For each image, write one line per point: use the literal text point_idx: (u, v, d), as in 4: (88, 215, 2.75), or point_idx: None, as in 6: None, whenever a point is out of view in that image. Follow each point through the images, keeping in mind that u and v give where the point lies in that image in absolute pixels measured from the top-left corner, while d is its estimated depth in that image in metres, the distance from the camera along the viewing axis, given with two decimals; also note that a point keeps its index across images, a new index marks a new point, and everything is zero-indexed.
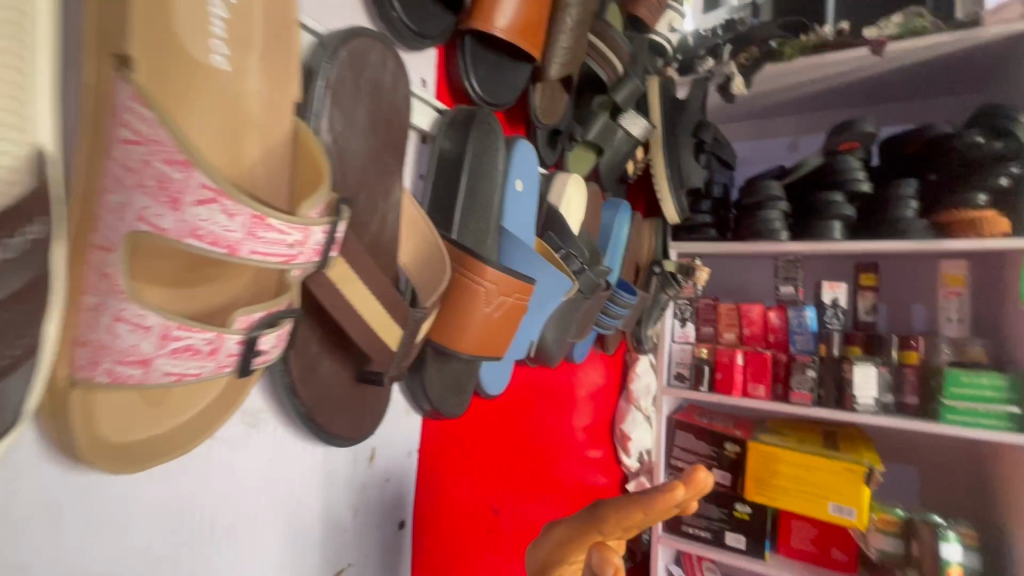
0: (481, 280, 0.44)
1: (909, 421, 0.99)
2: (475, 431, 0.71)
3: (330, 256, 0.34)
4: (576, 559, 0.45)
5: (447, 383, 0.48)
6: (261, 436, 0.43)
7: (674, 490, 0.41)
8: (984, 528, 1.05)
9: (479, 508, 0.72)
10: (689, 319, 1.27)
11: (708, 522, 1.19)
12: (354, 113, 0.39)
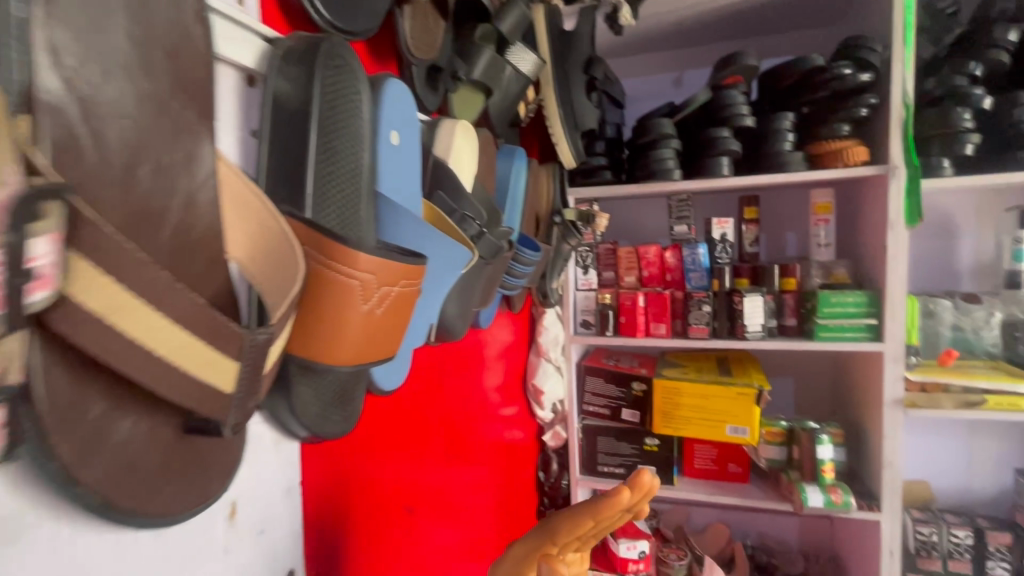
0: (352, 272, 0.34)
1: (791, 342, 1.07)
2: (379, 418, 0.63)
3: (29, 300, 0.21)
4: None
5: (324, 402, 0.38)
6: (31, 547, 0.29)
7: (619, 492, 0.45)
8: (846, 424, 1.20)
9: (387, 499, 0.64)
10: (591, 266, 1.25)
11: (622, 459, 1.25)
12: (101, 41, 0.25)
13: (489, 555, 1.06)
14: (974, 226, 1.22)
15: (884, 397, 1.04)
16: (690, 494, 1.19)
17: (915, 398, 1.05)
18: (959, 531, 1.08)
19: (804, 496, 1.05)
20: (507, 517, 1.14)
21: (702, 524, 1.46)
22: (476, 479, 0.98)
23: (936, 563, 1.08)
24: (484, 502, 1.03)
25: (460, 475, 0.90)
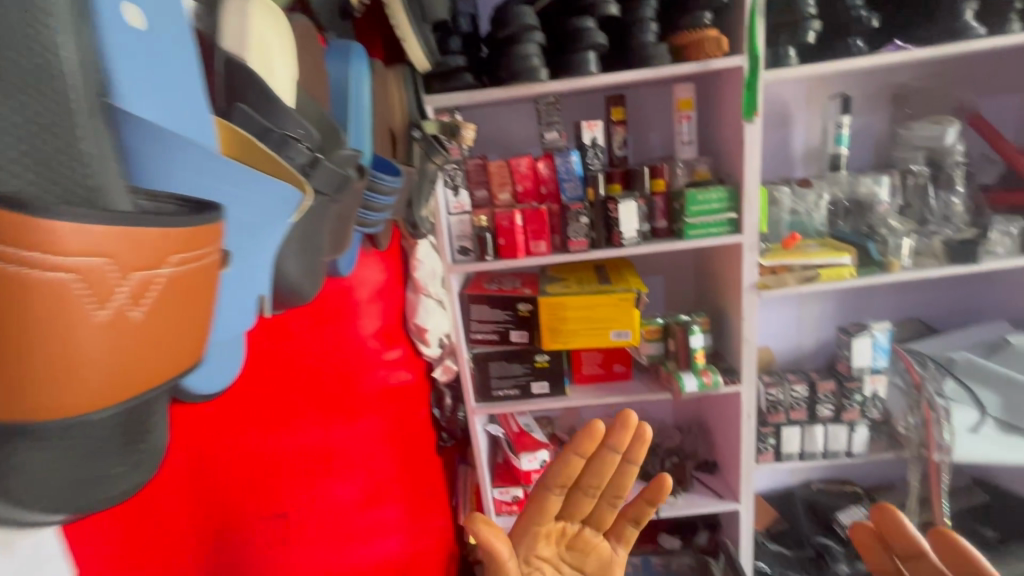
0: (53, 271, 0.22)
1: (663, 244, 1.10)
2: (226, 409, 0.53)
3: None
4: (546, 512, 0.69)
5: (76, 463, 0.25)
6: None
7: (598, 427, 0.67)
8: (710, 311, 1.31)
9: (231, 516, 0.55)
10: (461, 186, 1.13)
11: (515, 380, 1.23)
12: None
13: (401, 495, 1.04)
14: (806, 115, 1.31)
15: (743, 283, 1.13)
16: (581, 401, 1.24)
17: (767, 281, 1.15)
18: (796, 386, 1.27)
19: (681, 383, 1.16)
20: (410, 456, 1.11)
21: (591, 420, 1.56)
22: (373, 431, 0.92)
23: (781, 416, 1.28)
24: (387, 448, 0.99)
25: (355, 428, 0.84)
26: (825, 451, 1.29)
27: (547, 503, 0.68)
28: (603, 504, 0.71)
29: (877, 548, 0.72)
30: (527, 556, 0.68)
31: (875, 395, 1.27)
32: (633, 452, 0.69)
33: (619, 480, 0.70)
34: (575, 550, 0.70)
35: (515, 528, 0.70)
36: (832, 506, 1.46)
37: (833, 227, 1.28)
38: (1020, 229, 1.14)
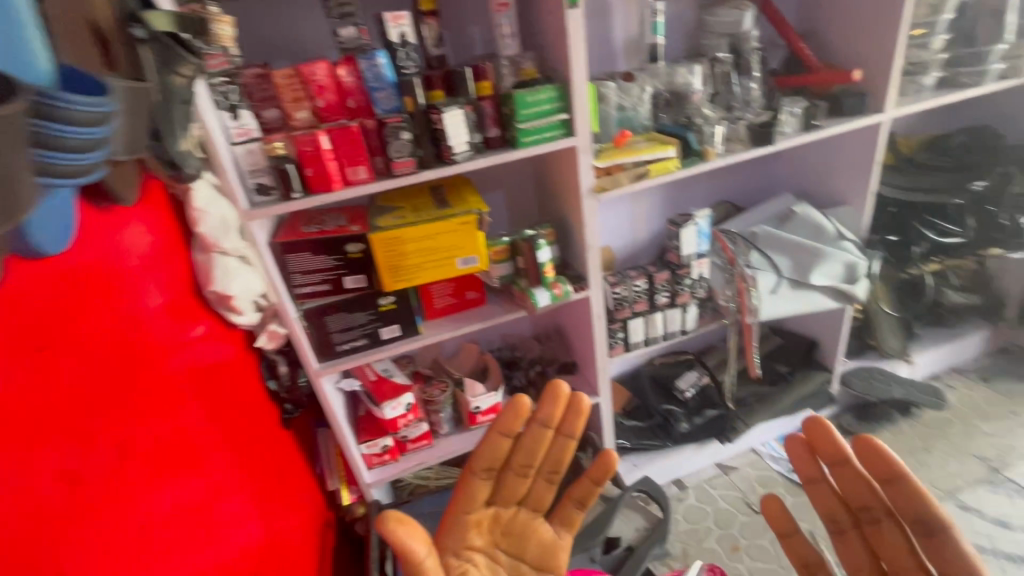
0: None
1: (498, 155, 1.00)
2: None
3: None
4: (473, 503, 0.81)
5: None
6: None
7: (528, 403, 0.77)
8: (553, 220, 1.29)
9: None
10: (240, 106, 0.88)
11: (360, 329, 1.10)
12: None
13: (243, 483, 0.89)
14: (622, 3, 1.25)
15: (581, 188, 1.10)
16: (438, 337, 1.16)
17: (603, 183, 1.14)
18: (637, 281, 1.34)
19: (533, 300, 1.14)
20: (251, 439, 0.97)
21: (453, 349, 1.53)
22: (175, 431, 0.74)
23: (626, 311, 1.36)
24: (207, 441, 0.81)
25: (141, 439, 0.66)
26: (664, 333, 1.42)
27: (475, 488, 0.80)
28: (540, 480, 0.83)
29: (804, 458, 0.70)
30: (459, 547, 0.80)
31: (701, 277, 1.41)
32: (565, 424, 0.80)
33: (554, 454, 0.81)
34: (508, 526, 0.83)
35: (448, 518, 0.82)
36: (672, 377, 1.66)
37: (656, 121, 1.29)
38: (802, 108, 1.26)
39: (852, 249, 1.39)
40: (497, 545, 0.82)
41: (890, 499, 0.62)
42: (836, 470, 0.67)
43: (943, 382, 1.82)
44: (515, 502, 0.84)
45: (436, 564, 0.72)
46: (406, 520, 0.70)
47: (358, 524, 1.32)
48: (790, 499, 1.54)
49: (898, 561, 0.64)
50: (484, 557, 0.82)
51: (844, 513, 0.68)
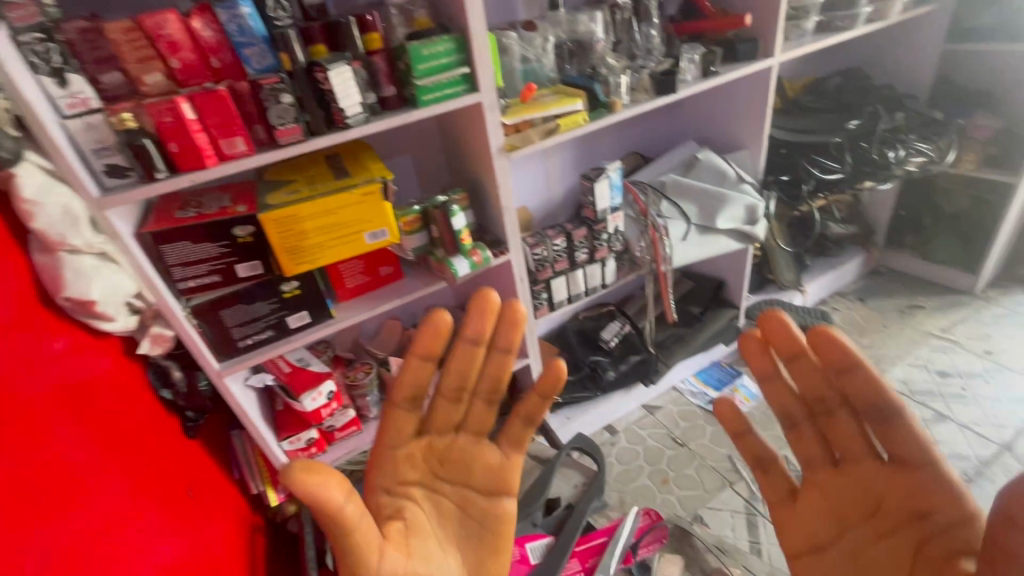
0: None
1: (398, 117, 0.91)
2: None
3: None
4: (399, 435, 0.78)
5: None
6: None
7: (448, 319, 0.73)
8: (465, 183, 1.23)
9: None
10: (68, 69, 0.71)
11: (263, 321, 1.00)
12: None
13: (147, 502, 0.81)
14: None
15: (491, 148, 1.05)
16: (353, 320, 1.08)
17: (513, 141, 1.09)
18: (555, 241, 1.33)
19: (453, 270, 1.08)
20: (149, 455, 0.87)
21: (374, 327, 1.46)
22: (46, 467, 0.64)
23: (548, 271, 1.35)
24: (87, 471, 0.71)
25: None
26: (586, 289, 1.44)
27: (398, 419, 0.77)
28: (480, 401, 0.78)
29: (759, 357, 0.68)
30: (392, 484, 0.77)
31: (617, 231, 1.42)
32: (499, 337, 0.74)
33: (491, 372, 0.76)
34: (445, 454, 0.78)
35: (376, 454, 0.78)
36: (596, 329, 1.70)
37: (563, 73, 1.25)
38: (700, 55, 1.27)
39: (752, 192, 1.46)
40: (436, 477, 0.78)
41: (845, 388, 0.61)
42: (791, 364, 0.66)
43: (830, 306, 2.02)
44: (452, 429, 0.79)
45: (359, 508, 0.65)
46: (315, 466, 0.62)
47: (290, 522, 1.25)
48: (709, 428, 1.67)
49: (851, 447, 0.63)
50: (422, 492, 0.78)
51: (799, 408, 0.68)
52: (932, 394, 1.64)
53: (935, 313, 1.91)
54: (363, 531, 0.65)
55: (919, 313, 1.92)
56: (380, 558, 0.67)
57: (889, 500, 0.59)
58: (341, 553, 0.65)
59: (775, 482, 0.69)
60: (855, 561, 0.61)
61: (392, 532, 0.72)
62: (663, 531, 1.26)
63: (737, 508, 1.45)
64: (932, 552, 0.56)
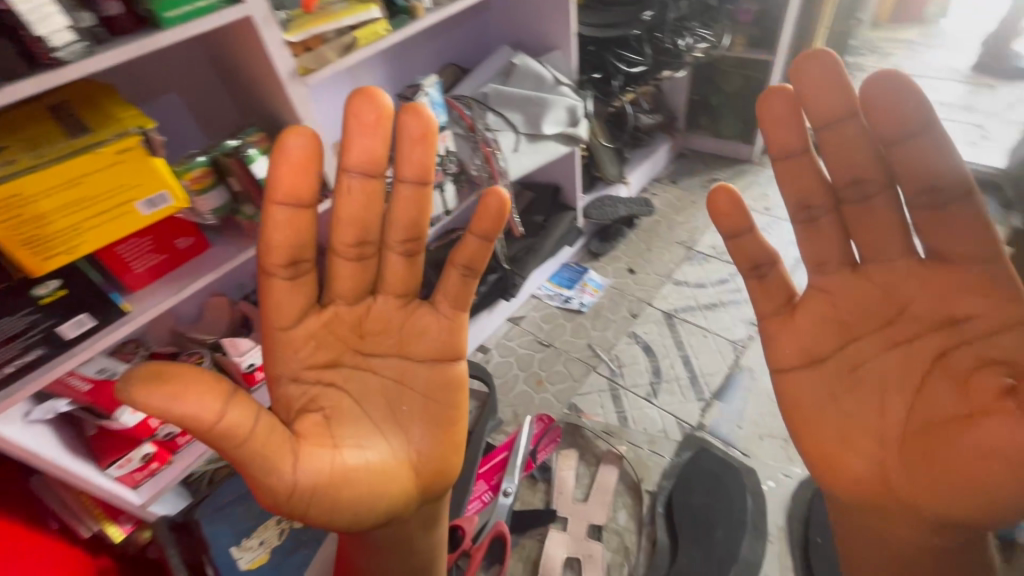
0: None
1: (139, 45, 0.70)
2: None
3: None
4: (292, 313, 0.74)
5: None
6: None
7: (314, 139, 0.67)
8: (257, 120, 1.03)
9: None
10: None
11: (24, 339, 0.76)
12: None
13: None
14: None
15: (280, 74, 0.88)
16: (156, 310, 0.90)
17: (306, 63, 0.93)
18: None
19: None
20: None
21: (194, 311, 1.26)
22: None
23: None
24: None
25: None
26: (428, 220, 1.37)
27: (282, 293, 0.73)
28: (394, 252, 0.78)
29: (791, 128, 0.64)
30: (296, 372, 0.75)
31: (448, 152, 1.34)
32: (399, 166, 0.72)
33: (400, 217, 0.76)
34: (365, 324, 0.79)
35: (267, 341, 0.75)
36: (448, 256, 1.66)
37: None
38: None
39: (571, 94, 1.48)
40: (357, 351, 0.78)
41: (891, 164, 0.61)
42: (826, 134, 0.63)
43: (650, 193, 2.23)
44: (364, 296, 0.79)
45: (243, 415, 0.64)
46: (164, 372, 0.61)
47: (150, 548, 1.10)
48: (568, 325, 1.80)
49: (881, 245, 0.65)
50: (342, 372, 0.77)
51: (822, 198, 0.68)
52: None
53: (729, 182, 2.24)
54: (261, 433, 0.65)
55: (717, 185, 2.23)
56: (293, 464, 0.66)
57: (914, 307, 0.63)
58: (242, 464, 0.64)
59: (772, 291, 0.70)
60: (858, 369, 0.64)
61: (307, 426, 0.71)
62: (556, 431, 1.44)
63: (601, 388, 1.61)
64: (955, 358, 0.59)
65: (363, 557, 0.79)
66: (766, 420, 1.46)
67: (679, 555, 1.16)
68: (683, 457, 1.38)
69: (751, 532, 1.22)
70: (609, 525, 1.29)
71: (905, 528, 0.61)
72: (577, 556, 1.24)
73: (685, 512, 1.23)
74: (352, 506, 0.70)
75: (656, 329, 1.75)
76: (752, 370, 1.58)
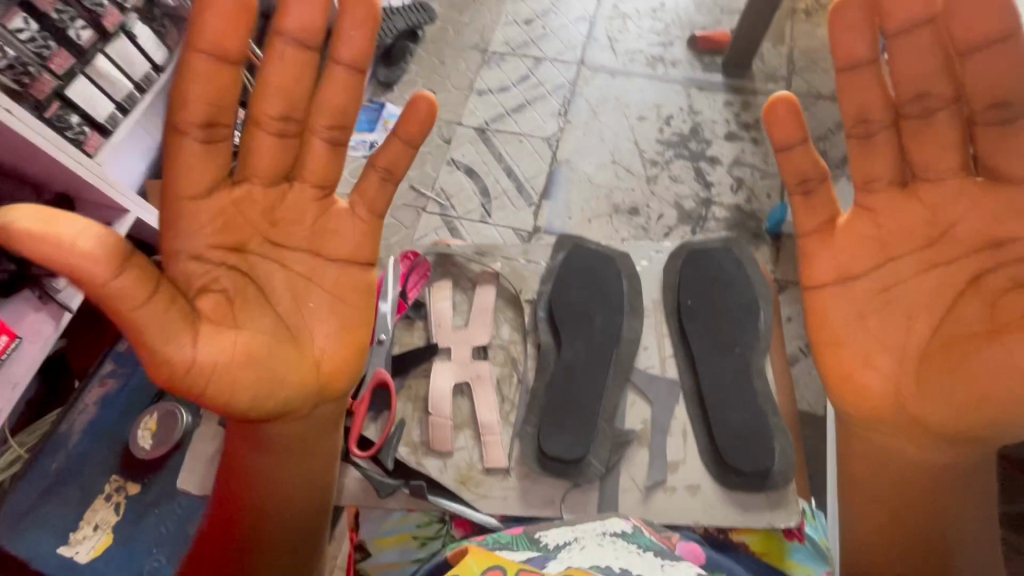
0: None
1: None
2: None
3: None
4: (195, 180, 0.57)
5: None
6: None
7: None
8: None
9: None
10: None
11: None
12: None
13: None
14: None
15: None
16: None
17: None
18: (12, 24, 0.84)
19: None
20: None
21: None
22: None
23: (42, 78, 0.90)
24: None
25: None
26: (133, 83, 1.04)
27: (185, 151, 0.57)
28: (317, 137, 0.62)
29: (865, 33, 0.54)
30: (195, 250, 0.57)
31: None
32: (336, 45, 0.59)
33: (327, 99, 0.61)
34: (278, 208, 0.61)
35: (165, 210, 0.58)
36: None
37: None
38: None
39: None
40: (270, 239, 0.61)
41: (969, 82, 0.53)
42: (900, 44, 0.54)
43: None
44: (276, 176, 0.62)
45: (140, 284, 0.50)
46: (55, 216, 0.47)
47: None
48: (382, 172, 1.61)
49: (939, 160, 0.56)
50: (256, 266, 0.60)
51: (881, 112, 0.57)
52: (526, 43, 1.81)
53: None
54: (161, 303, 0.52)
55: None
56: (194, 342, 0.54)
57: (961, 229, 0.55)
58: (137, 329, 0.51)
59: (813, 203, 0.59)
60: (889, 291, 0.57)
61: (208, 308, 0.56)
62: (423, 266, 0.98)
63: (436, 226, 1.53)
64: (993, 281, 0.54)
65: (249, 460, 0.65)
66: (591, 202, 1.53)
67: (563, 350, 0.89)
68: (556, 260, 0.96)
69: (628, 312, 0.93)
70: (494, 341, 0.94)
71: (910, 454, 0.59)
72: (466, 382, 0.90)
73: (566, 309, 0.92)
74: (260, 392, 0.57)
75: (473, 149, 1.64)
76: (570, 161, 1.60)
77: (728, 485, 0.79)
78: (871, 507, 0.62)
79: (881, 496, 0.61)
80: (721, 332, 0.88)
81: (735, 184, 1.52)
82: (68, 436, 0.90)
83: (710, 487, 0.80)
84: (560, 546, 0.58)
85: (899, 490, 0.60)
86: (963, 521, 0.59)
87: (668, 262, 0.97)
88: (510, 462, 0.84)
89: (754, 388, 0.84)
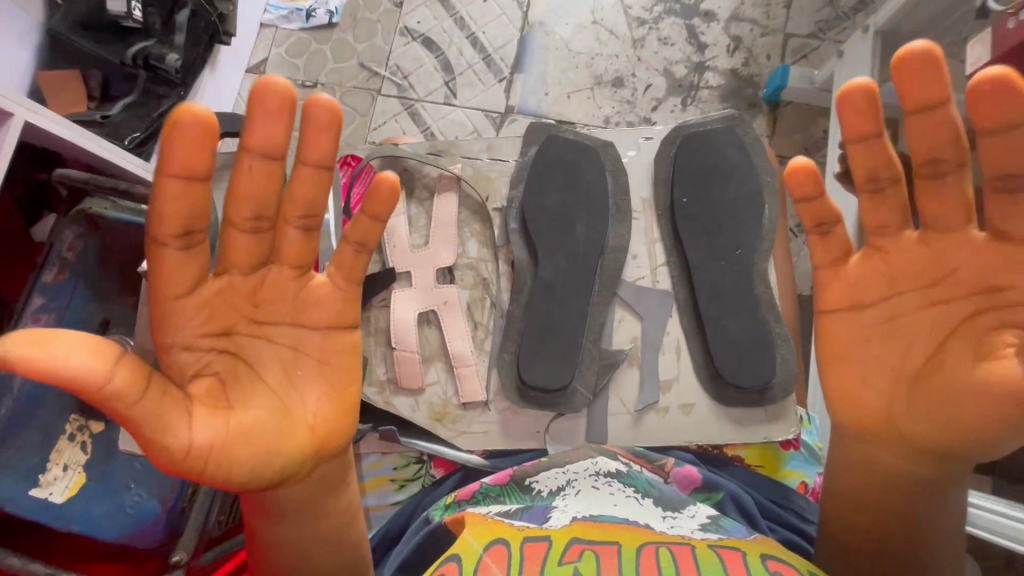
0: None
1: None
2: None
3: None
4: (183, 275, 0.47)
5: None
6: None
7: (198, 115, 0.44)
8: None
9: None
10: None
11: None
12: None
13: None
14: None
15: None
16: None
17: None
18: None
19: None
20: None
21: None
22: None
23: None
24: None
25: None
26: None
27: (164, 255, 0.46)
28: (290, 227, 0.50)
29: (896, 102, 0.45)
30: (190, 338, 0.47)
31: None
32: (302, 144, 0.49)
33: (300, 191, 0.50)
34: (264, 289, 0.50)
35: (153, 310, 0.47)
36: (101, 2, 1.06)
37: None
38: None
39: None
40: (263, 321, 0.50)
41: (977, 153, 0.44)
42: (912, 124, 0.45)
43: None
44: (260, 265, 0.50)
45: (136, 382, 0.41)
46: (48, 334, 0.39)
47: None
48: (326, 49, 1.37)
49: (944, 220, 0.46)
50: (251, 356, 0.50)
51: (891, 167, 0.48)
52: None
53: None
54: (158, 391, 0.43)
55: None
56: (190, 428, 0.44)
57: (962, 272, 0.46)
58: (132, 423, 0.42)
59: (830, 242, 0.50)
60: (891, 320, 0.48)
61: (205, 392, 0.47)
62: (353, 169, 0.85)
63: (395, 111, 1.34)
64: (981, 321, 0.45)
65: (264, 531, 0.54)
66: (569, 75, 1.34)
67: (541, 266, 0.80)
68: (528, 155, 0.84)
69: (613, 216, 0.84)
70: (460, 261, 0.85)
71: (893, 461, 0.52)
72: (432, 311, 0.83)
73: (540, 215, 0.81)
74: (261, 457, 0.47)
75: (430, 13, 1.38)
76: (544, 23, 1.36)
77: (722, 399, 0.79)
78: (858, 509, 0.55)
79: (867, 507, 0.55)
80: (720, 229, 0.79)
81: (732, 44, 1.33)
82: (11, 377, 0.80)
83: (705, 406, 0.80)
84: (554, 493, 0.62)
85: (883, 497, 0.54)
86: (941, 515, 0.53)
87: (660, 149, 0.85)
88: (488, 395, 0.81)
89: (757, 294, 0.78)
